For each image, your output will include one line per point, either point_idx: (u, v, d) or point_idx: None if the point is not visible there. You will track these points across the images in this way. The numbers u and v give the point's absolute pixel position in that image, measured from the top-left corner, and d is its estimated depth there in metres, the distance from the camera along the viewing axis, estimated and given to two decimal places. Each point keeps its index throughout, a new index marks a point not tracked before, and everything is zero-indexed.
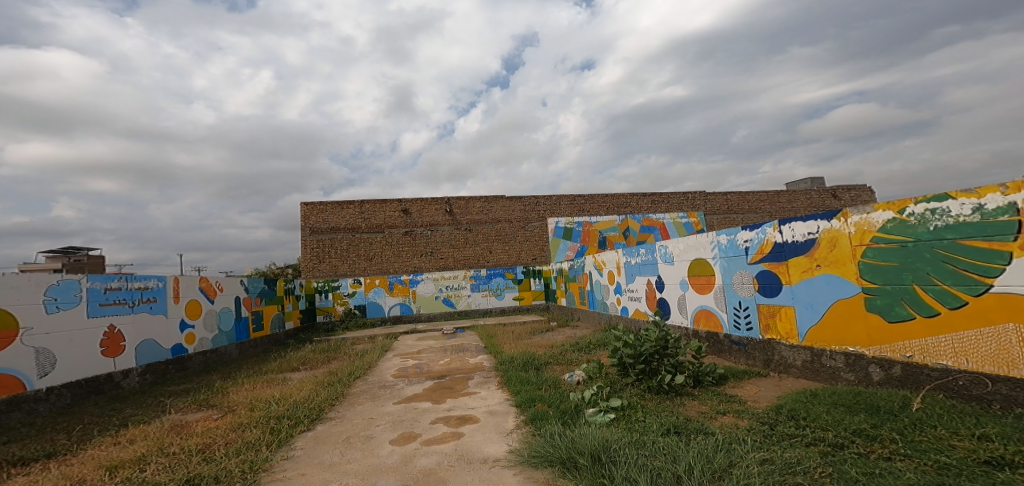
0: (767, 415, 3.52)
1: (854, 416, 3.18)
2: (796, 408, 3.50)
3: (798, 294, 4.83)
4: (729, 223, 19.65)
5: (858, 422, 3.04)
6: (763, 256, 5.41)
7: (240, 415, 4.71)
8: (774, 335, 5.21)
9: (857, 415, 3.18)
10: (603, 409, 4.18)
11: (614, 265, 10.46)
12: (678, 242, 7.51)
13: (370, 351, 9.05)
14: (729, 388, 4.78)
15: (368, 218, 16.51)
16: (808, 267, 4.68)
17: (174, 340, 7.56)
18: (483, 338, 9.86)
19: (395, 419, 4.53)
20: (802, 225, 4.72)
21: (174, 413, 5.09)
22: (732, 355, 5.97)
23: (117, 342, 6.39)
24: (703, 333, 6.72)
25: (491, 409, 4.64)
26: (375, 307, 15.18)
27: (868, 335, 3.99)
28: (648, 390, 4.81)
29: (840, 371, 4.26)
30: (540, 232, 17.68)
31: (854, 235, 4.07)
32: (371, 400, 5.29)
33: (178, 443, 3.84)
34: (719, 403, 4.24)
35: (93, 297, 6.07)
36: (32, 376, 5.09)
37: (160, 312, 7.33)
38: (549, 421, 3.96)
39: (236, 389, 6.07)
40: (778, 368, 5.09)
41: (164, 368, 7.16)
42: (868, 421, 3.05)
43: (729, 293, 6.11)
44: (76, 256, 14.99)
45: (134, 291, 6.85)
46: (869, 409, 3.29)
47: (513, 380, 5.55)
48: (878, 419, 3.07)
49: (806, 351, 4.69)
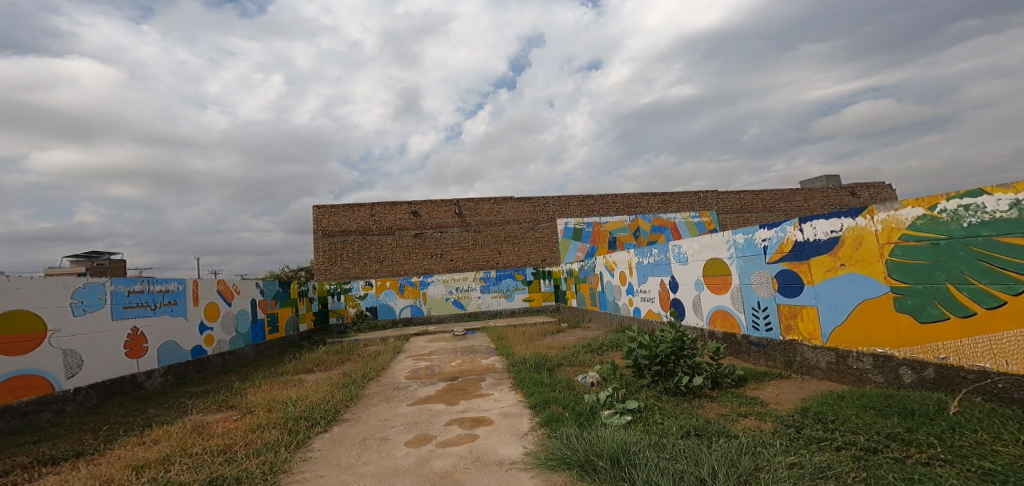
0: (792, 417, 3.44)
1: (887, 419, 3.09)
2: (823, 412, 3.41)
3: (822, 294, 4.72)
4: (742, 222, 19.42)
5: (892, 426, 2.94)
6: (783, 255, 5.31)
7: (259, 416, 4.74)
8: (796, 336, 5.11)
9: (890, 418, 3.09)
10: (619, 411, 4.13)
11: (625, 266, 10.37)
12: (693, 241, 7.42)
13: (382, 352, 9.08)
14: (750, 390, 4.69)
15: (379, 221, 16.60)
16: (831, 266, 4.58)
17: (194, 341, 7.65)
18: (493, 339, 9.81)
19: (410, 420, 4.52)
20: (825, 223, 4.63)
21: (195, 414, 5.14)
22: (750, 357, 5.87)
23: (141, 344, 6.47)
24: (720, 334, 6.62)
25: (505, 410, 4.61)
26: (386, 309, 15.24)
27: (898, 336, 3.88)
28: (664, 392, 4.75)
29: (867, 373, 4.15)
30: (549, 233, 17.63)
31: (882, 232, 3.97)
32: (385, 401, 5.29)
33: (200, 444, 3.87)
34: (740, 406, 4.16)
35: (117, 300, 6.17)
36: (60, 377, 5.19)
37: (180, 314, 7.43)
38: (565, 423, 3.91)
39: (253, 390, 6.12)
40: (801, 370, 4.99)
41: (184, 369, 7.25)
42: (903, 425, 2.96)
43: (747, 293, 6.01)
44: (99, 260, 15.32)
45: (156, 294, 6.96)
46: (903, 412, 3.19)
47: (526, 382, 5.51)
48: (914, 423, 2.97)
49: (830, 352, 4.58)
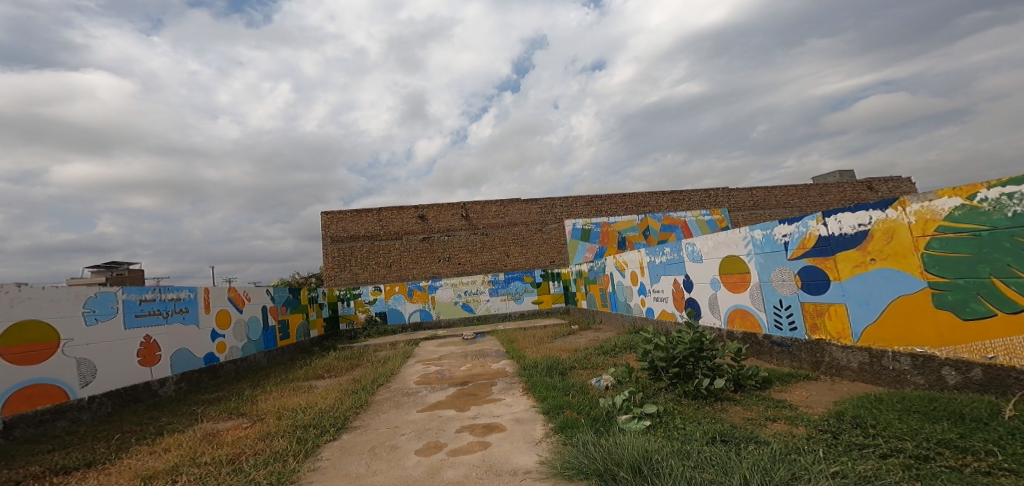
0: (827, 422, 3.31)
1: (936, 424, 2.95)
2: (861, 416, 3.29)
3: (851, 291, 4.52)
4: (755, 219, 19.10)
5: (943, 432, 2.81)
6: (805, 251, 5.11)
7: (269, 424, 4.64)
8: (824, 336, 4.91)
9: (940, 424, 2.95)
10: (637, 415, 3.98)
11: (636, 265, 10.18)
12: (707, 239, 7.23)
13: (392, 357, 8.98)
14: (776, 393, 4.50)
15: (386, 226, 16.56)
16: (860, 261, 4.38)
17: (207, 349, 7.62)
18: (503, 343, 9.65)
19: (420, 428, 4.39)
20: (851, 216, 4.44)
21: (206, 422, 5.07)
22: (773, 357, 5.67)
23: (153, 352, 6.43)
24: (739, 334, 6.43)
25: (518, 416, 4.46)
26: (396, 314, 15.14)
27: (939, 334, 3.68)
28: (684, 395, 4.58)
29: (906, 374, 3.94)
30: (557, 234, 17.47)
31: (915, 225, 3.77)
32: (395, 408, 5.17)
33: (209, 453, 3.76)
34: (766, 409, 3.99)
35: (129, 308, 6.13)
36: (74, 386, 5.13)
37: (192, 322, 7.39)
38: (580, 430, 3.75)
39: (264, 398, 6.04)
40: (830, 371, 4.79)
41: (198, 376, 7.21)
42: (956, 430, 2.82)
43: (767, 291, 5.81)
44: (117, 270, 15.49)
45: (167, 302, 6.92)
46: (952, 416, 3.05)
47: (538, 386, 5.36)
48: (967, 428, 2.83)
49: (863, 352, 4.38)
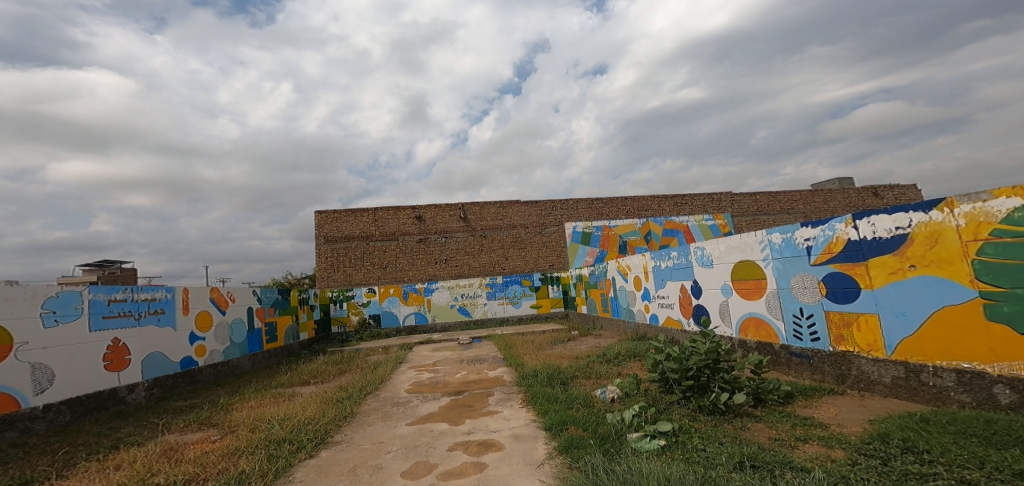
0: (871, 445, 2.90)
1: (1005, 452, 2.54)
2: (908, 440, 2.88)
3: (885, 300, 4.28)
4: (759, 224, 18.76)
5: (1016, 462, 2.39)
6: (831, 256, 4.87)
7: (239, 437, 4.22)
8: (851, 347, 4.64)
9: (1009, 451, 2.54)
10: (649, 434, 3.59)
11: (640, 270, 9.80)
12: (719, 243, 6.91)
13: (383, 362, 8.52)
14: (802, 409, 4.10)
15: (382, 226, 16.14)
16: (896, 268, 4.15)
17: (184, 353, 7.16)
18: (501, 348, 9.20)
19: (408, 444, 3.95)
20: (887, 219, 4.22)
21: (172, 433, 4.63)
22: (792, 369, 5.38)
23: (122, 356, 5.97)
24: (754, 343, 6.10)
25: (517, 432, 4.03)
26: (390, 317, 14.70)
27: (991, 349, 3.44)
28: (699, 410, 4.18)
29: (949, 391, 3.70)
30: (557, 237, 17.08)
31: (964, 228, 3.56)
32: (383, 420, 4.73)
33: (164, 473, 3.34)
34: (793, 428, 3.58)
35: (96, 309, 5.67)
36: (27, 393, 4.67)
37: (169, 324, 6.94)
38: (588, 451, 3.33)
39: (241, 406, 5.61)
40: (858, 385, 4.51)
41: (173, 382, 6.75)
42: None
43: (786, 298, 5.55)
44: (109, 269, 15.02)
45: (140, 303, 6.45)
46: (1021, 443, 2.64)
47: (539, 397, 4.94)
48: None
49: (898, 366, 4.12)
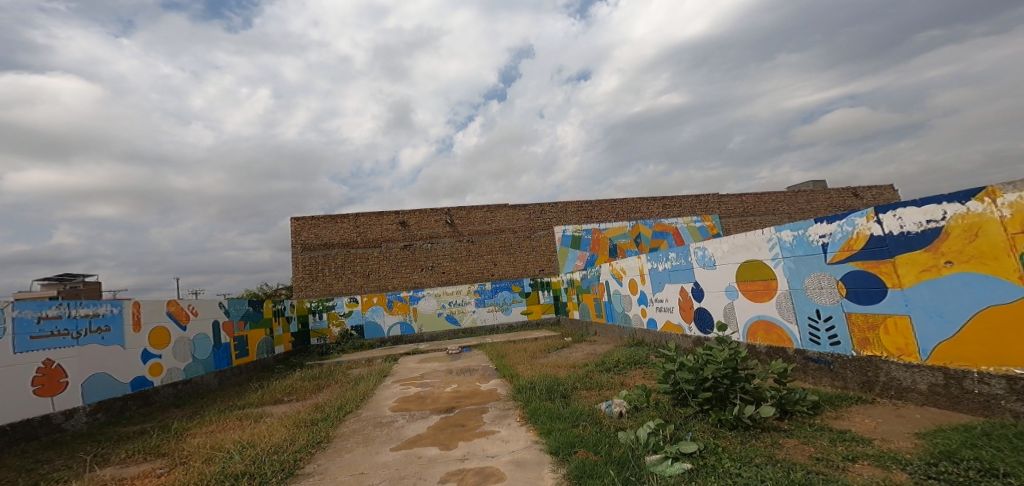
0: (940, 468, 2.47)
1: None
2: (984, 460, 2.45)
3: (915, 300, 3.92)
4: (746, 226, 18.66)
5: None
6: (851, 254, 4.51)
7: (191, 470, 3.64)
8: (877, 352, 4.27)
9: None
10: (671, 455, 3.13)
11: (636, 272, 9.38)
12: (721, 242, 6.54)
13: (366, 376, 7.91)
14: (833, 422, 3.68)
15: (363, 233, 15.49)
16: (929, 265, 3.79)
17: (135, 372, 6.46)
18: (492, 358, 8.62)
19: (394, 475, 3.40)
20: (915, 212, 3.87)
21: (110, 467, 4.00)
22: (810, 376, 5.00)
23: (57, 379, 5.27)
24: (764, 348, 5.74)
25: (518, 458, 3.52)
26: (373, 327, 14.05)
27: None
28: (719, 425, 3.74)
29: (999, 399, 3.32)
30: (546, 241, 16.67)
31: (1010, 220, 3.21)
32: (363, 446, 4.17)
33: None
34: (834, 445, 3.14)
35: (23, 328, 4.98)
36: None
37: (115, 342, 6.22)
38: (606, 480, 2.85)
39: (198, 432, 4.97)
40: (888, 393, 4.12)
41: (121, 405, 6.05)
42: None
43: (800, 300, 5.18)
44: (71, 283, 14.02)
45: (80, 319, 5.75)
46: None
47: (538, 415, 4.43)
48: None
49: (936, 373, 3.74)
